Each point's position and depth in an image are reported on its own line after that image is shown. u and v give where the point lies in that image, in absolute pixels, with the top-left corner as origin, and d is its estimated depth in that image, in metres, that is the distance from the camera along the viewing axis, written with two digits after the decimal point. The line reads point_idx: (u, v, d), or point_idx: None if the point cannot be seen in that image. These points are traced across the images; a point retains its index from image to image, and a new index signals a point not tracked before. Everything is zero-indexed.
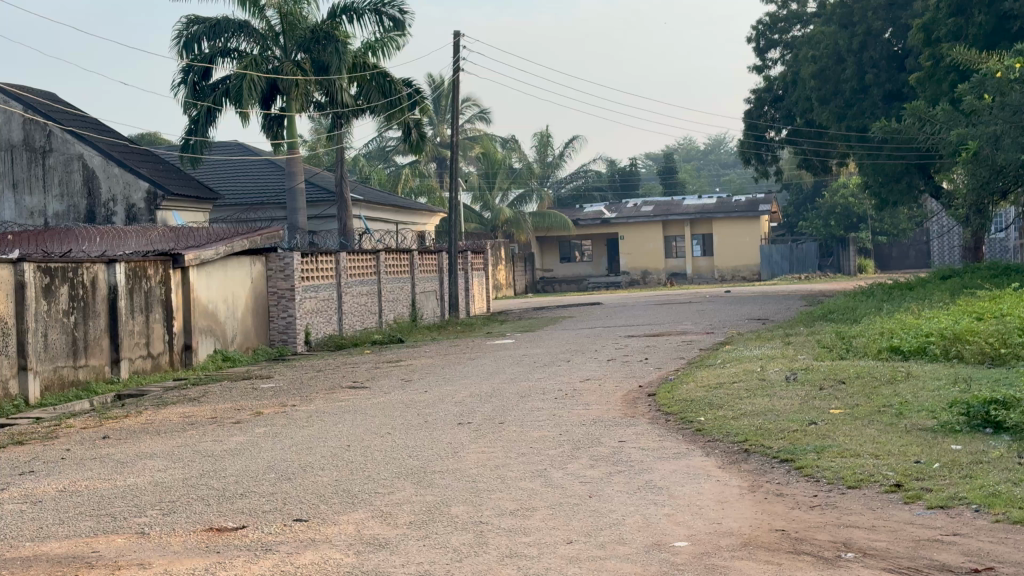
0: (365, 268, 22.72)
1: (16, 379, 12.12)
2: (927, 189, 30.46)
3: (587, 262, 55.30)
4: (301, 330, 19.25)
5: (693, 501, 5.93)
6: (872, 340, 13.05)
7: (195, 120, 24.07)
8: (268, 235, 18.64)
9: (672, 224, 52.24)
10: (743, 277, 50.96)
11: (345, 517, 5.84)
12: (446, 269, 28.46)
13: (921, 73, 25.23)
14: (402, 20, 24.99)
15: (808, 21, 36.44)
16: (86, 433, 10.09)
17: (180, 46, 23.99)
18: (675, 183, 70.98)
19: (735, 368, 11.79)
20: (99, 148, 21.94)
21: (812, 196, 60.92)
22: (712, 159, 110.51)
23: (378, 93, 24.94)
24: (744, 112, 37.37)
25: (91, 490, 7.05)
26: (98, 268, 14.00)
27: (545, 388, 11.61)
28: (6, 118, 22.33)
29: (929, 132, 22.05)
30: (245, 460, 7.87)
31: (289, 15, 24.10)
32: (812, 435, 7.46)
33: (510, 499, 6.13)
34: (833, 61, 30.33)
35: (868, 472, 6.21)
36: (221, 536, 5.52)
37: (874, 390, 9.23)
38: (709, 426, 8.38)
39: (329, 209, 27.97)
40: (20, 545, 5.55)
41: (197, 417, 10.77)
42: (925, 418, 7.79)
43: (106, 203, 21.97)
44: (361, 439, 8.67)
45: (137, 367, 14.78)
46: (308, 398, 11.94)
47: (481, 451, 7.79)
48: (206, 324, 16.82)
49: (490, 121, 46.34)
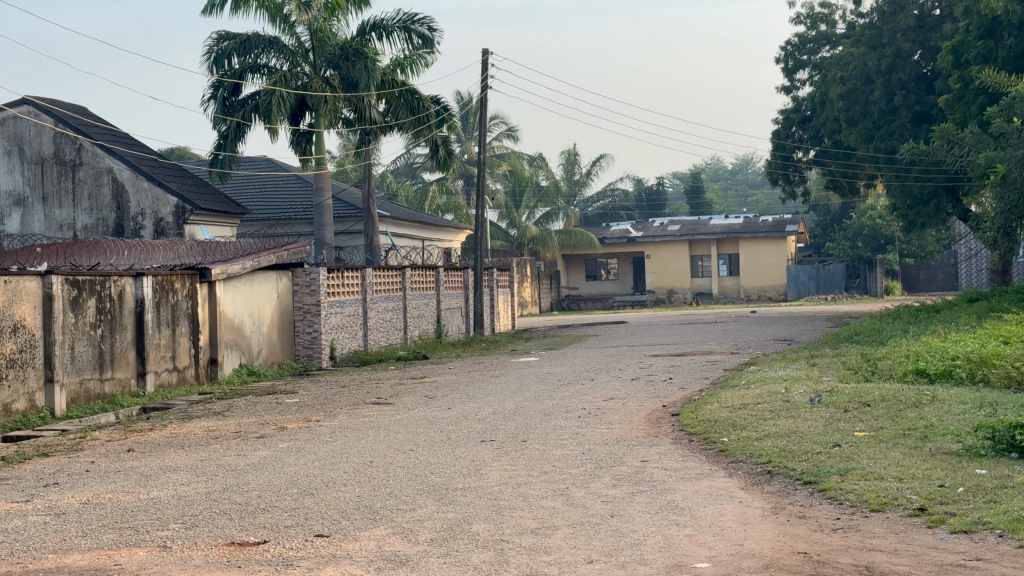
0: (390, 284, 22.78)
1: (42, 391, 12.19)
2: (955, 212, 30.48)
3: (612, 280, 55.32)
4: (326, 345, 19.29)
5: (715, 522, 5.91)
6: (897, 363, 13.01)
7: (224, 135, 24.25)
8: (293, 249, 18.68)
9: (698, 243, 52.16)
10: (769, 298, 50.90)
11: (367, 533, 5.85)
12: (471, 286, 28.45)
13: (950, 95, 25.05)
14: (431, 38, 25.08)
15: (837, 42, 36.40)
16: (109, 445, 10.14)
17: (210, 62, 24.10)
18: (702, 203, 70.65)
19: (760, 389, 11.72)
20: (128, 162, 22.08)
21: (840, 217, 60.71)
22: (739, 179, 110.72)
23: (406, 109, 24.98)
24: (771, 132, 37.51)
25: (113, 502, 7.08)
26: (126, 281, 14.08)
27: (569, 406, 11.62)
28: (37, 131, 22.50)
29: (956, 155, 21.96)
30: (267, 475, 7.89)
31: (319, 32, 24.38)
32: (836, 457, 7.44)
33: (532, 517, 6.14)
34: (862, 83, 30.31)
35: (891, 495, 6.18)
36: (242, 551, 5.53)
37: (899, 414, 9.15)
38: (732, 446, 8.37)
39: (355, 225, 28.07)
40: (43, 557, 5.57)
41: (221, 431, 10.81)
42: (951, 441, 7.75)
43: (135, 217, 22.10)
44: (383, 455, 8.69)
45: (163, 381, 14.82)
46: (332, 414, 11.98)
47: (503, 469, 7.79)
48: (232, 339, 16.88)
49: (517, 139, 46.44)
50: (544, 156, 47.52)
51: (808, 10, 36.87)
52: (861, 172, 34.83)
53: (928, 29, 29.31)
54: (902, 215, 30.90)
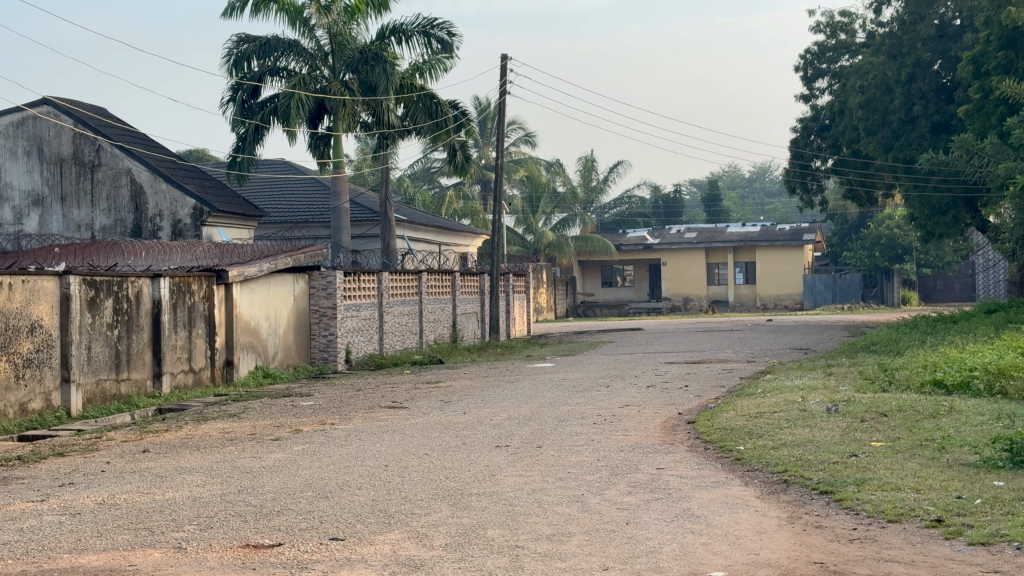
0: (406, 288, 22.80)
1: (58, 391, 12.21)
2: (974, 222, 30.33)
3: (628, 287, 55.37)
4: (342, 348, 19.30)
5: (731, 531, 5.90)
6: (915, 374, 12.94)
7: (242, 137, 24.19)
8: (310, 253, 18.70)
9: (715, 251, 52.26)
10: (785, 306, 50.75)
11: (381, 536, 5.85)
12: (487, 291, 28.48)
13: (970, 106, 24.93)
14: (450, 43, 25.08)
15: (857, 51, 36.32)
16: (125, 446, 10.16)
17: (230, 64, 24.24)
18: (720, 211, 70.57)
19: (776, 398, 11.69)
20: (147, 163, 22.14)
21: (858, 226, 60.75)
22: (757, 188, 110.67)
23: (424, 114, 24.92)
24: (790, 141, 37.44)
25: (129, 503, 7.10)
26: (143, 282, 14.12)
27: (585, 412, 11.60)
28: (57, 132, 22.58)
29: (976, 165, 21.99)
30: (283, 478, 7.89)
31: (338, 36, 24.37)
32: (853, 467, 7.41)
33: (547, 523, 6.13)
34: (881, 92, 30.32)
35: (909, 506, 6.16)
36: (256, 554, 5.53)
37: (916, 425, 9.11)
38: (748, 456, 8.34)
39: (373, 228, 28.09)
40: (58, 557, 5.58)
41: (237, 434, 10.82)
42: (968, 453, 7.72)
43: (153, 218, 22.16)
44: (400, 459, 8.70)
45: (179, 382, 14.84)
46: (348, 417, 12.00)
47: (518, 474, 7.78)
48: (248, 341, 16.91)
49: (534, 144, 46.45)
50: (560, 162, 47.51)
51: (828, 19, 36.80)
52: (879, 182, 34.76)
53: (948, 39, 29.22)
54: (921, 225, 30.82)
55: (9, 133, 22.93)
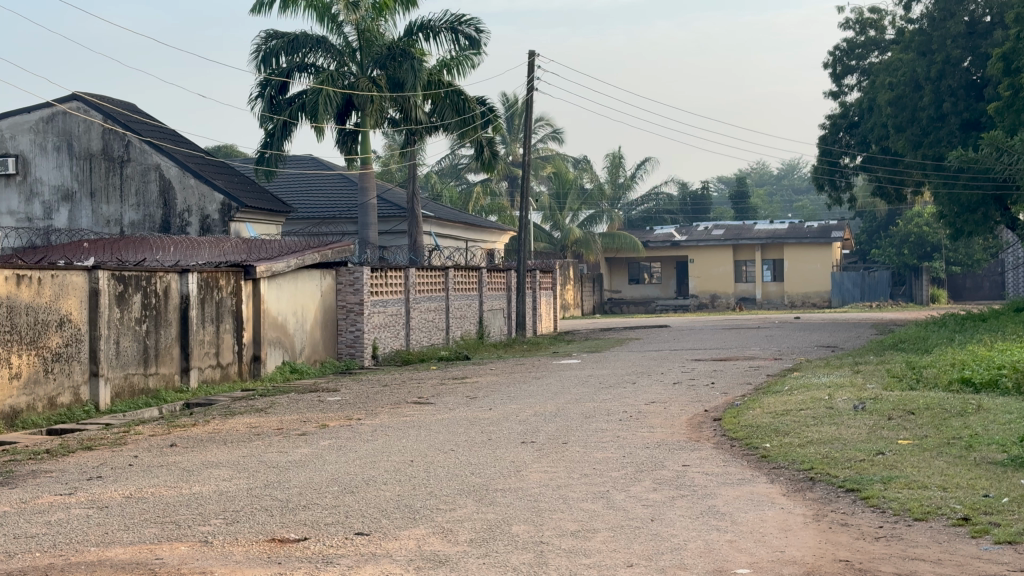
0: (433, 284, 22.82)
1: (86, 385, 12.27)
2: (1003, 220, 29.98)
3: (655, 284, 55.32)
4: (368, 344, 19.31)
5: (756, 528, 5.89)
6: (943, 372, 12.87)
7: (270, 133, 24.45)
8: (338, 249, 18.72)
9: (743, 248, 52.14)
10: (813, 304, 50.65)
11: (406, 532, 5.85)
12: (514, 287, 28.53)
13: (999, 102, 24.72)
14: (478, 39, 25.09)
15: (886, 48, 36.19)
16: (152, 439, 10.24)
17: (259, 60, 24.33)
18: (747, 208, 70.40)
19: (803, 395, 11.68)
20: (176, 159, 22.25)
21: (887, 223, 60.58)
22: (784, 185, 110.43)
23: (452, 110, 24.98)
24: (818, 138, 37.32)
25: (156, 497, 7.11)
26: (171, 277, 14.18)
27: (610, 409, 11.60)
28: (86, 127, 22.64)
29: (1006, 163, 21.81)
30: (309, 473, 7.92)
31: (366, 32, 24.47)
32: (879, 465, 7.39)
33: (573, 519, 6.11)
34: (910, 89, 30.18)
35: (935, 505, 6.12)
36: (282, 547, 5.55)
37: (944, 423, 9.03)
38: (773, 453, 8.33)
39: (400, 224, 28.15)
40: (86, 549, 5.61)
41: (263, 428, 10.86)
42: (996, 451, 7.66)
43: (181, 214, 22.27)
44: (425, 454, 8.70)
45: (206, 376, 14.90)
46: (374, 413, 12.02)
47: (543, 470, 7.80)
48: (276, 336, 16.96)
49: (561, 141, 46.43)
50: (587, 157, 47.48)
51: (857, 15, 36.63)
52: (908, 179, 34.59)
53: (978, 36, 29.21)
54: (950, 223, 30.55)
55: (38, 129, 22.88)
